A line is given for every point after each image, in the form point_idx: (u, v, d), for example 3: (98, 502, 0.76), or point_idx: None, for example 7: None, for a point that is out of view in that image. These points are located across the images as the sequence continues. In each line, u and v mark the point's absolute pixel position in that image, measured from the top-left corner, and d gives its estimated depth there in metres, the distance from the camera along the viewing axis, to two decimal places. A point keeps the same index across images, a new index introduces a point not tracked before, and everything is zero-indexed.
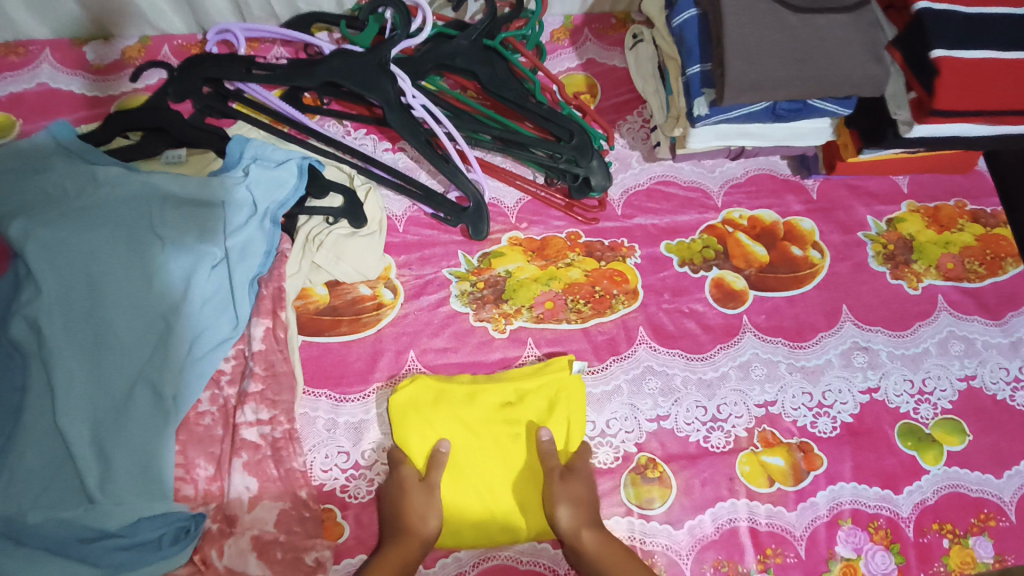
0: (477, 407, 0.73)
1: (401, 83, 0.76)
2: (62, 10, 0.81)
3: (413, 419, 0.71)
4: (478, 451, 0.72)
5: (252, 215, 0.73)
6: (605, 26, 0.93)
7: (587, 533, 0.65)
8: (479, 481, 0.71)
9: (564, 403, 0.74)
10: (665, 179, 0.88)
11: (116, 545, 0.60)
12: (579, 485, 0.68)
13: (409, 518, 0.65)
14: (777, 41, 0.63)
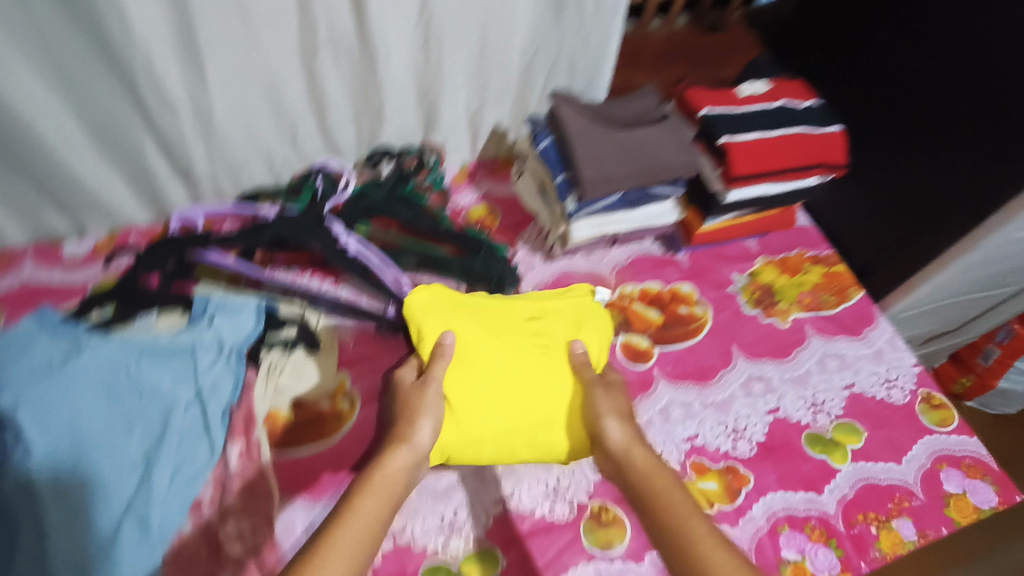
0: (505, 323, 0.90)
1: (335, 229, 0.96)
2: (42, 219, 0.96)
3: (434, 322, 0.87)
4: (503, 360, 0.86)
5: (219, 354, 0.88)
6: (493, 168, 1.16)
7: (639, 449, 0.73)
8: (497, 381, 0.85)
9: (585, 325, 0.92)
10: (566, 271, 1.06)
11: None
12: (619, 400, 0.80)
13: (405, 428, 0.73)
14: (614, 150, 0.87)
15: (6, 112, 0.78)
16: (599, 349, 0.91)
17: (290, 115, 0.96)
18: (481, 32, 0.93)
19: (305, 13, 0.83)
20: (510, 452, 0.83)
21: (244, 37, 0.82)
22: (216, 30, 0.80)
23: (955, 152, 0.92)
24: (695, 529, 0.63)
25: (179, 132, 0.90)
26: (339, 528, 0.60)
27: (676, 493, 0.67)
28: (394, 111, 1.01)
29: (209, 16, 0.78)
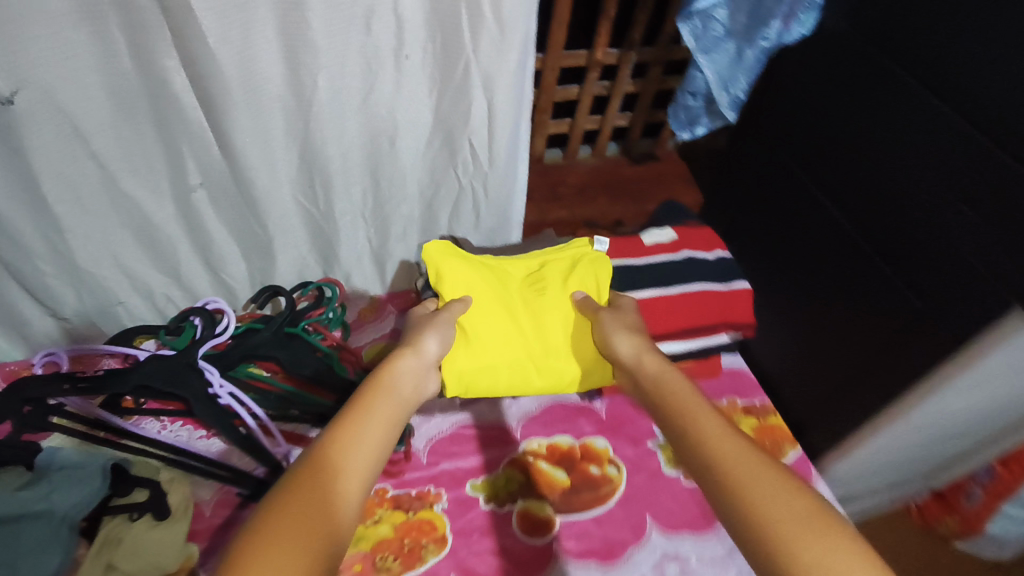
0: (509, 270, 0.85)
1: (209, 376, 0.87)
2: None
3: (444, 268, 0.81)
4: (513, 306, 0.82)
5: (50, 525, 0.77)
6: (405, 300, 1.09)
7: (649, 356, 0.66)
8: (509, 323, 0.81)
9: (586, 264, 0.84)
10: (466, 423, 0.97)
11: None
12: (628, 317, 0.75)
13: (414, 338, 0.71)
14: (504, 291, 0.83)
15: None
16: (603, 285, 0.83)
17: (166, 254, 0.89)
18: (374, 173, 0.87)
19: (172, 163, 0.77)
20: (523, 386, 0.82)
21: (102, 183, 0.76)
22: (68, 178, 0.74)
23: (868, 295, 0.84)
24: (701, 425, 0.55)
25: (34, 275, 0.83)
26: (370, 401, 0.58)
27: (685, 391, 0.60)
28: (285, 249, 0.94)
29: (56, 163, 0.72)
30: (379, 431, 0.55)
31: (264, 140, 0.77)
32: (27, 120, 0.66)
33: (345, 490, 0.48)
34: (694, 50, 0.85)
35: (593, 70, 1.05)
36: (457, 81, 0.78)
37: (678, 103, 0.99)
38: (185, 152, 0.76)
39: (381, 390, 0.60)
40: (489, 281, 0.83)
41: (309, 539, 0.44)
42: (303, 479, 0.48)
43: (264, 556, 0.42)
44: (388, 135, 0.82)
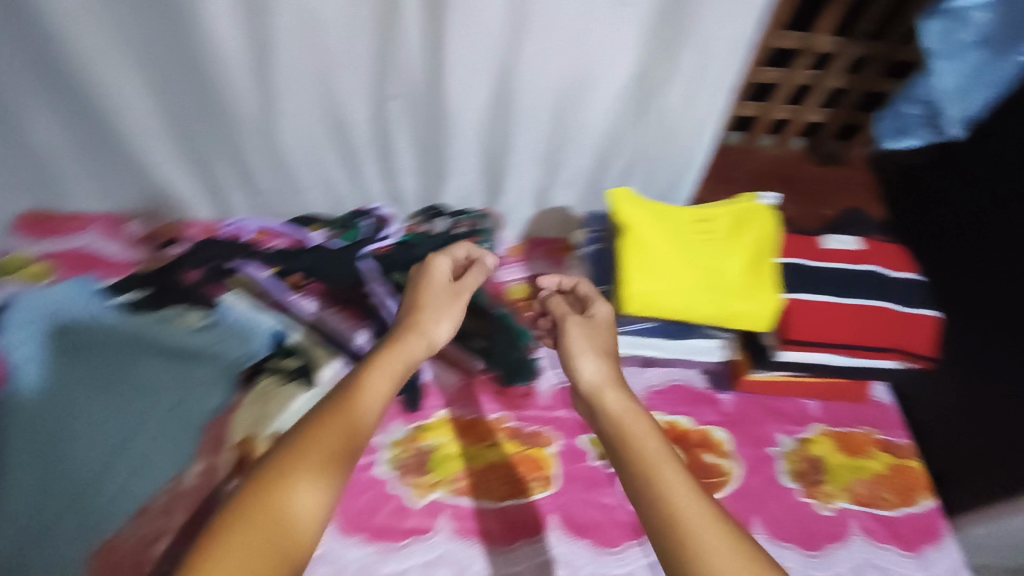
0: (676, 217, 0.82)
1: (365, 273, 0.97)
2: (116, 197, 1.01)
3: (624, 211, 0.80)
4: (682, 250, 0.79)
5: (217, 370, 0.89)
6: (556, 247, 1.10)
7: (613, 392, 0.65)
8: (679, 263, 0.78)
9: (753, 219, 0.82)
10: None
11: None
12: (602, 335, 0.73)
13: (423, 321, 0.72)
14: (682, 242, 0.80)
15: (97, 102, 0.86)
16: (770, 242, 0.80)
17: (352, 155, 0.96)
18: (556, 116, 0.91)
19: (382, 70, 0.84)
20: (692, 317, 0.78)
21: (320, 74, 0.84)
22: (290, 66, 0.82)
23: None
24: (663, 473, 0.55)
25: (241, 149, 0.94)
26: (394, 351, 0.66)
27: (650, 439, 0.58)
28: (457, 173, 0.99)
29: (291, 49, 0.81)
30: (392, 382, 0.63)
31: (465, 62, 0.82)
32: (275, 6, 0.76)
33: (356, 430, 0.56)
34: (932, 52, 0.81)
35: (802, 66, 1.00)
36: (668, 41, 0.81)
37: (893, 109, 0.93)
38: (396, 54, 0.82)
39: (402, 344, 0.67)
40: (660, 222, 0.81)
41: (323, 482, 0.51)
42: (321, 425, 0.55)
43: (290, 482, 0.50)
44: (583, 80, 0.86)
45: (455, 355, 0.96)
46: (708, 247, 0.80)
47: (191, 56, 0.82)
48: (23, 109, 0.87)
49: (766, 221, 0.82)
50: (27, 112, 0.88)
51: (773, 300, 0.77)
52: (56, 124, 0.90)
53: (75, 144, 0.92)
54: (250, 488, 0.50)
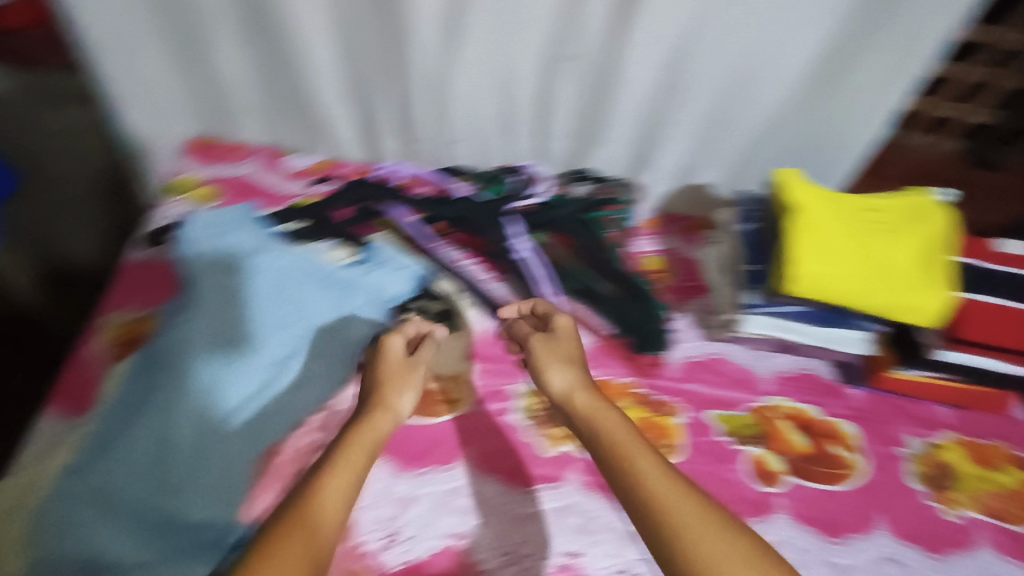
0: (846, 203, 0.82)
1: (510, 229, 1.00)
2: (282, 128, 1.08)
3: (795, 189, 0.81)
4: (854, 234, 0.79)
5: (372, 302, 0.93)
6: (689, 226, 1.10)
7: (582, 393, 0.68)
8: (851, 246, 0.78)
9: (924, 216, 0.82)
10: (719, 357, 0.99)
11: (189, 534, 0.74)
12: (565, 346, 0.77)
13: (388, 395, 0.74)
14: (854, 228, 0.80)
15: (289, 40, 0.91)
16: (940, 240, 0.80)
17: (512, 112, 0.98)
18: (723, 92, 0.91)
19: (563, 31, 0.85)
20: (859, 301, 0.77)
21: (501, 38, 0.87)
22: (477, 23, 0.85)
23: None
24: (636, 461, 0.58)
25: (408, 99, 0.97)
26: (365, 428, 0.68)
27: (619, 431, 0.62)
28: (610, 139, 1.00)
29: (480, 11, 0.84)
30: (367, 452, 0.65)
31: (647, 36, 0.83)
32: None
33: (342, 484, 0.60)
34: None
35: (969, 69, 1.15)
36: (859, 21, 0.80)
37: None
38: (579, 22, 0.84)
39: (374, 420, 0.70)
40: (832, 205, 0.81)
41: (322, 542, 0.55)
42: (313, 499, 0.58)
43: (295, 543, 0.53)
44: (758, 63, 0.86)
45: (585, 315, 0.98)
46: (880, 235, 0.80)
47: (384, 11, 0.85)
48: (220, 41, 0.94)
49: (936, 221, 0.82)
50: (222, 44, 0.95)
51: (944, 296, 0.76)
52: (244, 56, 0.96)
53: (257, 76, 0.99)
54: (256, 545, 0.53)
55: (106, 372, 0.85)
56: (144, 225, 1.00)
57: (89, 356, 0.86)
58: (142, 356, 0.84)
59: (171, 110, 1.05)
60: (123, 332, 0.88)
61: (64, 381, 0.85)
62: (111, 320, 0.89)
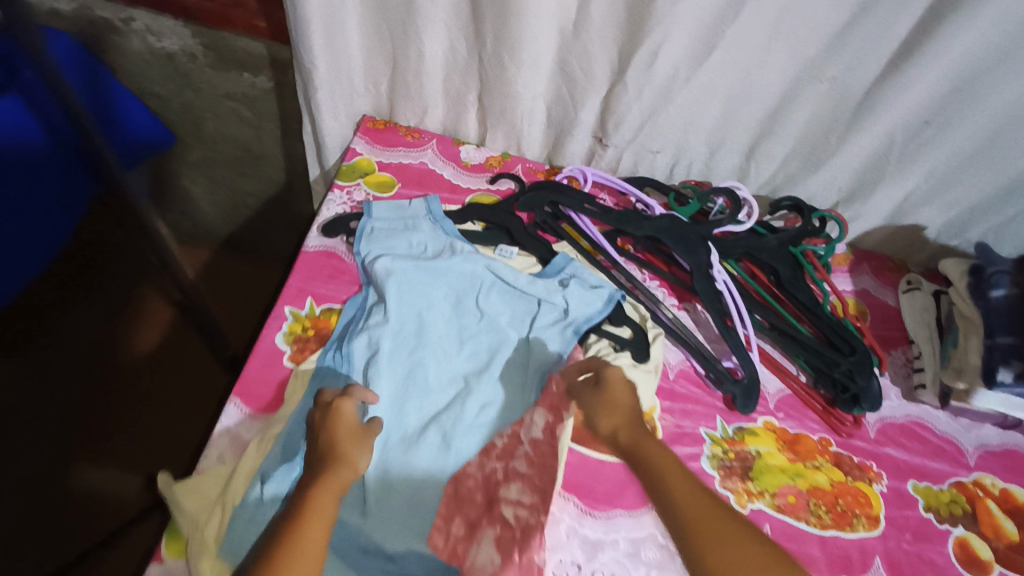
0: None
1: (714, 256, 0.90)
2: (462, 118, 1.00)
3: None
4: None
5: (560, 321, 0.87)
6: (882, 266, 1.03)
7: (626, 425, 0.71)
8: None
9: None
10: (921, 421, 0.91)
11: (384, 564, 0.70)
12: (619, 389, 0.75)
13: (346, 446, 0.68)
14: None
15: (508, 37, 0.81)
16: None
17: (732, 130, 0.88)
18: (995, 130, 0.79)
19: (832, 49, 0.74)
20: None
21: (760, 51, 0.76)
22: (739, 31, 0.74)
23: None
24: (669, 475, 0.65)
25: (627, 108, 0.86)
26: (330, 479, 0.63)
27: (658, 455, 0.67)
28: (835, 167, 0.89)
29: (746, 23, 0.73)
30: (333, 500, 0.61)
31: (935, 63, 0.72)
32: None
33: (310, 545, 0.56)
34: None
35: None
36: None
37: None
38: (857, 42, 0.73)
39: (314, 505, 0.60)
40: None
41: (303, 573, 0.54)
42: (292, 539, 0.56)
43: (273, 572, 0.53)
44: None
45: (777, 358, 0.92)
46: None
47: (630, 14, 0.75)
48: (427, 27, 0.85)
49: None
50: (429, 26, 0.85)
51: None
52: (448, 42, 0.88)
53: (455, 64, 0.90)
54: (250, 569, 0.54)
55: (291, 370, 0.81)
56: (320, 211, 0.93)
57: (275, 348, 0.82)
58: (334, 359, 0.81)
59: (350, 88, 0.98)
60: (308, 327, 0.84)
61: (248, 374, 0.80)
62: (297, 313, 0.85)
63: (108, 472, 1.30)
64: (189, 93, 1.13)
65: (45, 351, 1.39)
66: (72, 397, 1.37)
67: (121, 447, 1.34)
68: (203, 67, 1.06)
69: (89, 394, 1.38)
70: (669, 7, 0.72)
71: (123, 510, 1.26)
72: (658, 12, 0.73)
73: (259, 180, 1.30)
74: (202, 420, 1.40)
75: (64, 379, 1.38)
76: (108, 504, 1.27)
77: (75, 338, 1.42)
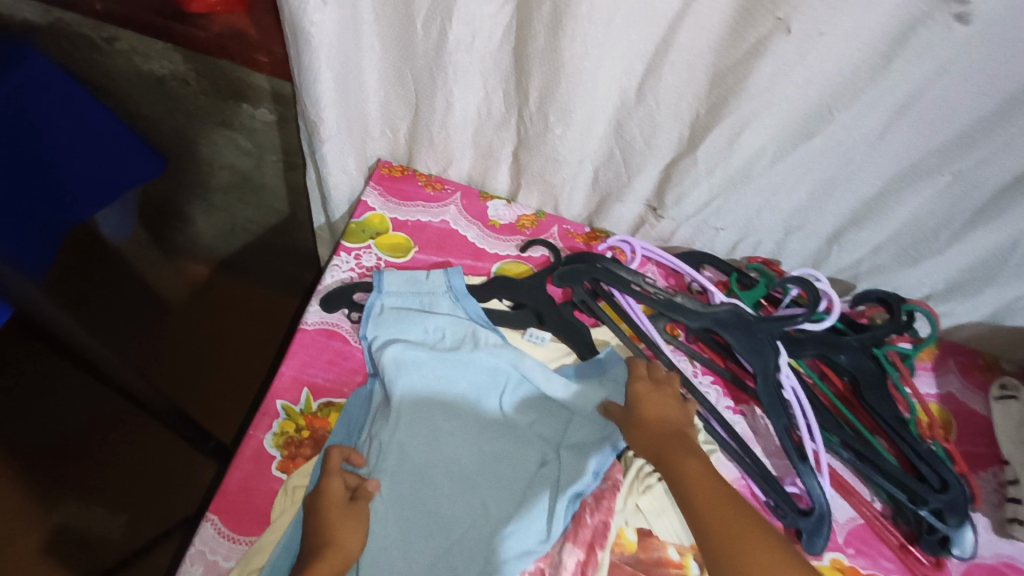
0: None
1: (783, 360, 0.76)
2: (495, 170, 0.87)
3: None
4: None
5: (596, 431, 0.74)
6: (970, 363, 0.89)
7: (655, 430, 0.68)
8: None
9: None
10: (1013, 562, 0.76)
11: None
12: (658, 399, 0.71)
13: (333, 530, 0.61)
14: None
15: (565, 99, 0.70)
16: None
17: (823, 207, 0.76)
18: None
19: (957, 141, 0.63)
20: None
21: (871, 137, 0.65)
22: (848, 109, 0.63)
23: None
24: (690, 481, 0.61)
25: (701, 174, 0.74)
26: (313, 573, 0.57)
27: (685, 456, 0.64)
28: (941, 260, 0.78)
29: (860, 108, 0.62)
30: None
31: None
32: (907, 59, 0.57)
33: None
34: None
35: None
36: None
37: None
38: (994, 141, 0.62)
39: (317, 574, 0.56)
40: None
41: None
42: None
43: None
44: None
45: (847, 477, 0.79)
46: None
47: (712, 84, 0.65)
48: (460, 78, 0.73)
49: None
50: (461, 76, 0.73)
51: None
52: (485, 92, 0.75)
53: (489, 118, 0.78)
54: None
55: (282, 482, 0.69)
56: (323, 278, 0.81)
57: (262, 451, 0.70)
58: None
59: (368, 132, 0.85)
60: (302, 426, 0.72)
61: (229, 484, 0.68)
62: (291, 408, 0.73)
63: (97, 514, 1.23)
64: (180, 117, 1.00)
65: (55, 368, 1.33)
66: (70, 427, 1.29)
67: (115, 486, 1.26)
68: (196, 94, 0.94)
69: (91, 423, 1.30)
70: (766, 82, 0.62)
71: (116, 550, 1.21)
72: (750, 86, 0.62)
73: (261, 210, 1.17)
74: (200, 473, 1.29)
75: (72, 402, 1.31)
76: (92, 549, 1.21)
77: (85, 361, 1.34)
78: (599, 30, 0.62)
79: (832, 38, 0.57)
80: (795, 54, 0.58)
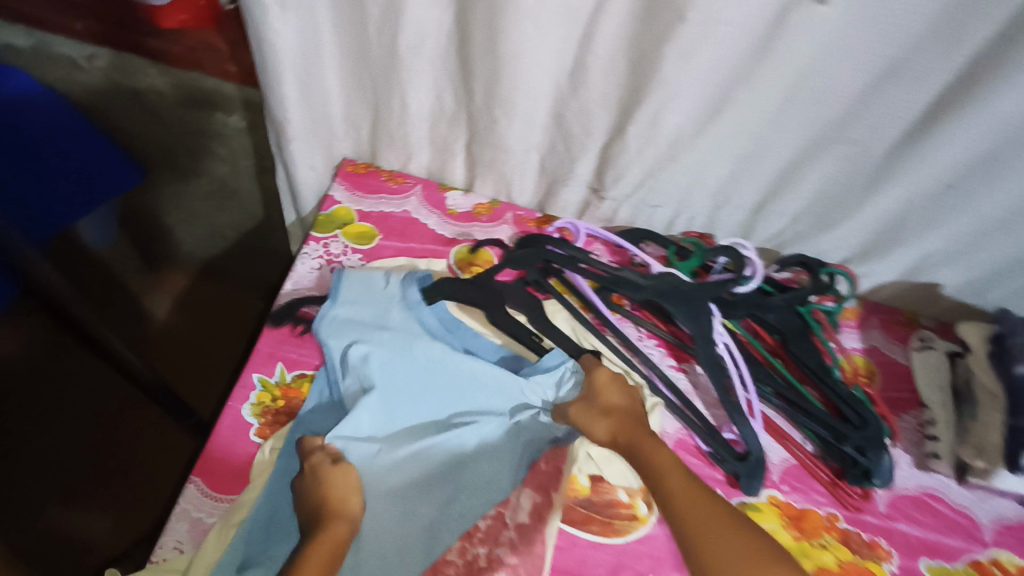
0: None
1: (716, 321, 0.84)
2: (451, 163, 0.95)
3: None
4: None
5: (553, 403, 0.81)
6: (891, 320, 0.98)
7: (615, 419, 0.75)
8: None
9: None
10: (935, 492, 0.84)
11: None
12: (616, 390, 0.78)
13: (335, 501, 0.67)
14: None
15: (506, 91, 0.79)
16: None
17: (743, 181, 0.85)
18: (1015, 197, 0.76)
19: (845, 113, 0.73)
20: None
21: (774, 113, 0.75)
22: (749, 88, 0.72)
23: None
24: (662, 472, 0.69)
25: (633, 155, 0.83)
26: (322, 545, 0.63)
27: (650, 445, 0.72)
28: (851, 226, 0.87)
29: (757, 86, 0.72)
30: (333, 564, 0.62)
31: (953, 131, 0.71)
32: (790, 39, 0.66)
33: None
34: None
35: None
36: None
37: None
38: (875, 111, 0.72)
39: (327, 537, 0.63)
40: None
41: None
42: None
43: None
44: None
45: (781, 424, 0.87)
46: None
47: (632, 71, 0.74)
48: (413, 79, 0.82)
49: None
50: (415, 77, 0.82)
51: None
52: (436, 90, 0.84)
53: (442, 114, 0.87)
54: None
55: (258, 446, 0.75)
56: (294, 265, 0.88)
57: (241, 420, 0.77)
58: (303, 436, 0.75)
59: (333, 132, 0.93)
60: (277, 396, 0.78)
61: (212, 449, 0.74)
62: (267, 381, 0.80)
63: (76, 515, 1.27)
64: None
65: (26, 375, 1.35)
66: (51, 433, 1.32)
67: (93, 488, 1.29)
68: None
69: (71, 429, 1.33)
70: (675, 67, 0.71)
71: (104, 550, 1.25)
72: (663, 69, 0.71)
73: None
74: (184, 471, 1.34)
75: (51, 411, 1.34)
76: (78, 550, 1.24)
77: (57, 372, 1.37)
78: (530, 28, 0.71)
79: (726, 23, 0.66)
80: (697, 39, 0.68)
